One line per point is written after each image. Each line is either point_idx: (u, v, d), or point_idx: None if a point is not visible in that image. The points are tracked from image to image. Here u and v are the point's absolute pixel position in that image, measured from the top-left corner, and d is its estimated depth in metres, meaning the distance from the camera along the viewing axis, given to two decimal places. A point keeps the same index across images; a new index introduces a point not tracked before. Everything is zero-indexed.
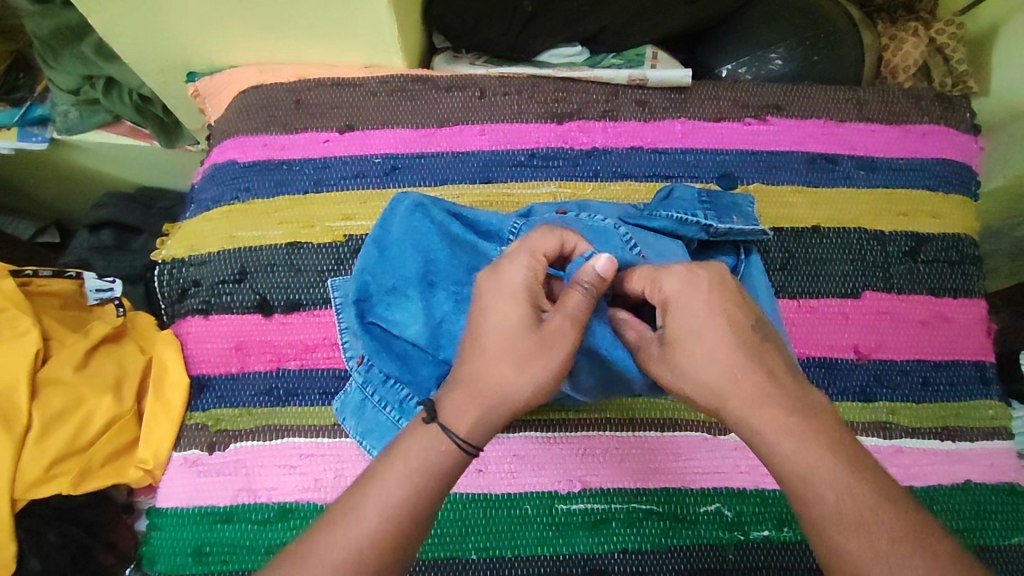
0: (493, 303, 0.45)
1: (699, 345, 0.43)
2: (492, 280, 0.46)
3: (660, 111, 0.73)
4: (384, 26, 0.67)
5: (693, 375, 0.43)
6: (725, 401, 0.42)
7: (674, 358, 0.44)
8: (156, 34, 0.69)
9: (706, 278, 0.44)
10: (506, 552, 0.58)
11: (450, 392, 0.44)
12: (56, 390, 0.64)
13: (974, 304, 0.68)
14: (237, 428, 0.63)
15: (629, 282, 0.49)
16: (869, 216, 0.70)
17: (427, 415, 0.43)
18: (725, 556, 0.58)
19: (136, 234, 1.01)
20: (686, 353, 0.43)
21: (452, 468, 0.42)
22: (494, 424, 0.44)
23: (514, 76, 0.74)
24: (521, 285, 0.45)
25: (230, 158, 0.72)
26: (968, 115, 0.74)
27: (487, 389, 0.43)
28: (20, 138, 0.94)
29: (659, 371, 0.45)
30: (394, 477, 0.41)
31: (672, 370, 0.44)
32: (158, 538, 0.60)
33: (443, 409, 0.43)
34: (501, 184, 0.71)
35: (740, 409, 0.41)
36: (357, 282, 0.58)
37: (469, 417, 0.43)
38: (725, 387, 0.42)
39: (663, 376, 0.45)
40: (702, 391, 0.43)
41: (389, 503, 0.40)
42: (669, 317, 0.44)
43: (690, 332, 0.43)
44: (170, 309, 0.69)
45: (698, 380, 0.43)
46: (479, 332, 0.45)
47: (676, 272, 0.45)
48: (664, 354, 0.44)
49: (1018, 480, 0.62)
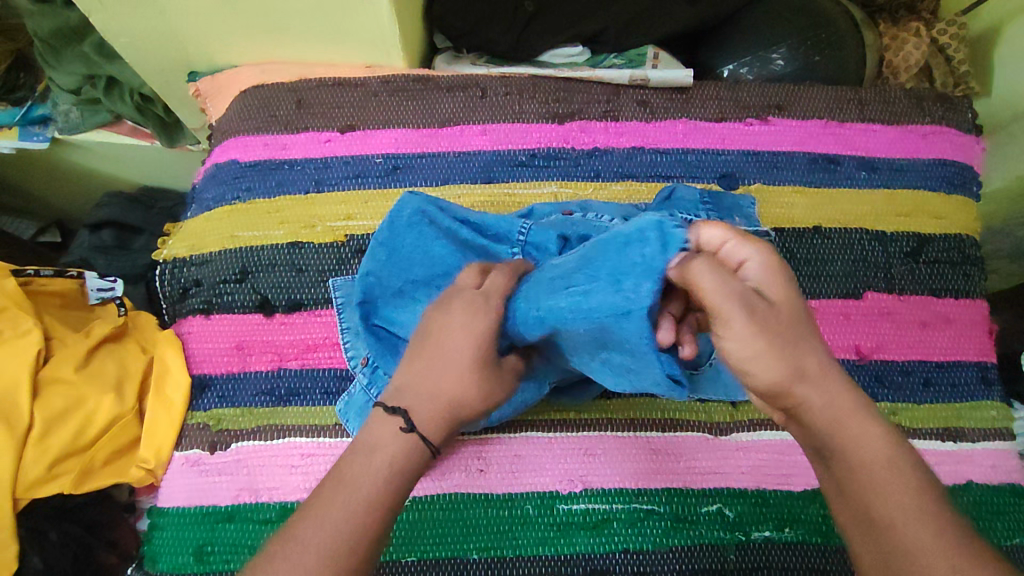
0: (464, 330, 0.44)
1: (800, 320, 0.38)
2: (464, 314, 0.45)
3: (662, 111, 0.73)
4: (386, 25, 0.67)
5: (796, 350, 0.37)
6: (818, 382, 0.37)
7: (784, 328, 0.37)
8: (157, 33, 0.69)
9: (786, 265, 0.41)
10: (507, 552, 0.58)
11: (426, 404, 0.43)
12: (57, 389, 0.64)
13: (975, 305, 0.68)
14: (238, 427, 0.63)
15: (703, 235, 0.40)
16: (870, 217, 0.70)
17: (405, 424, 0.42)
18: (726, 556, 0.58)
19: (137, 233, 1.01)
20: (795, 327, 0.37)
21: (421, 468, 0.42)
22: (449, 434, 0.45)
23: (515, 76, 0.74)
24: (485, 318, 0.45)
25: (231, 158, 0.72)
26: (971, 115, 0.74)
27: (454, 401, 0.44)
28: (21, 137, 0.93)
29: (761, 338, 0.35)
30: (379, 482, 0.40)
31: (776, 339, 0.36)
32: (159, 537, 0.61)
33: (420, 416, 0.43)
34: (503, 184, 0.71)
35: (832, 391, 0.38)
36: (363, 283, 0.57)
37: (438, 423, 0.43)
38: (822, 368, 0.37)
39: (757, 346, 0.36)
40: (800, 369, 0.37)
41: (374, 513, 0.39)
42: (772, 285, 0.38)
43: (793, 307, 0.38)
44: (172, 309, 0.69)
45: (801, 356, 0.37)
46: (449, 352, 0.44)
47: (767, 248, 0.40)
48: (770, 322, 0.36)
49: (1020, 480, 0.62)
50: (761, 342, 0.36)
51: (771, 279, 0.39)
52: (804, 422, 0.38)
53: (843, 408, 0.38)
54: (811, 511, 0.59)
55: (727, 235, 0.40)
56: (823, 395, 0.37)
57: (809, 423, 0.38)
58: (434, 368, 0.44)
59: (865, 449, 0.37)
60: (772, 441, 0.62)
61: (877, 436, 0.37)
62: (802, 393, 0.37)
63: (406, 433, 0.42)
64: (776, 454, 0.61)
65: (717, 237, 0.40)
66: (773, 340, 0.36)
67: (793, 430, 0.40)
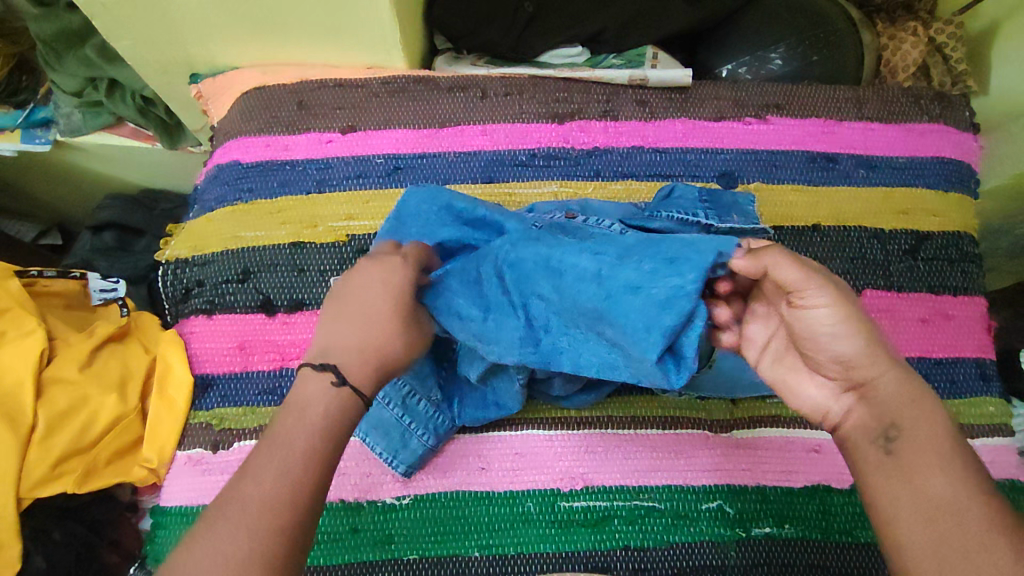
0: (380, 289, 0.46)
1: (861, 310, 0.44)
2: (379, 272, 0.47)
3: (661, 111, 0.74)
4: (386, 27, 0.67)
5: (873, 328, 0.42)
6: (889, 363, 0.41)
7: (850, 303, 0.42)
8: (159, 35, 0.70)
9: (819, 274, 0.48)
10: (508, 549, 0.58)
11: (358, 359, 0.44)
12: (61, 389, 0.64)
13: (974, 302, 0.68)
14: (241, 427, 0.63)
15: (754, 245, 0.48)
16: (868, 215, 0.70)
17: (336, 378, 0.43)
18: (726, 552, 0.58)
19: (139, 235, 1.02)
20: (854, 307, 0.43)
21: None
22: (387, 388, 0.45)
23: (515, 77, 0.75)
24: (401, 273, 0.47)
25: (233, 159, 0.72)
26: (968, 114, 0.74)
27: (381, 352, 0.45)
28: (24, 140, 0.94)
29: (846, 308, 0.41)
30: (330, 443, 0.41)
31: (851, 309, 0.41)
32: (162, 536, 0.61)
33: (350, 371, 0.44)
34: (503, 184, 0.71)
35: (904, 376, 0.41)
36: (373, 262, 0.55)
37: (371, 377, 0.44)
38: (892, 354, 0.42)
39: (836, 311, 0.41)
40: (872, 341, 0.41)
41: (311, 471, 0.40)
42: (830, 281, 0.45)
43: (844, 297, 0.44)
44: (174, 310, 0.69)
45: (877, 334, 0.42)
46: (368, 310, 0.46)
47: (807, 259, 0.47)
48: (849, 299, 0.42)
49: (1019, 476, 0.63)
50: (846, 311, 0.41)
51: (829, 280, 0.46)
52: (875, 403, 0.41)
53: (909, 393, 0.41)
54: (810, 508, 0.60)
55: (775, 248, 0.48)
56: (892, 378, 0.41)
57: (885, 400, 0.41)
58: (352, 326, 0.45)
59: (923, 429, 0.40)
60: (772, 437, 0.62)
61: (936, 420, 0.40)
62: (877, 367, 0.41)
63: (339, 387, 0.43)
64: (775, 450, 0.62)
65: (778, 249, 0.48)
66: (855, 314, 0.41)
67: (857, 415, 0.42)
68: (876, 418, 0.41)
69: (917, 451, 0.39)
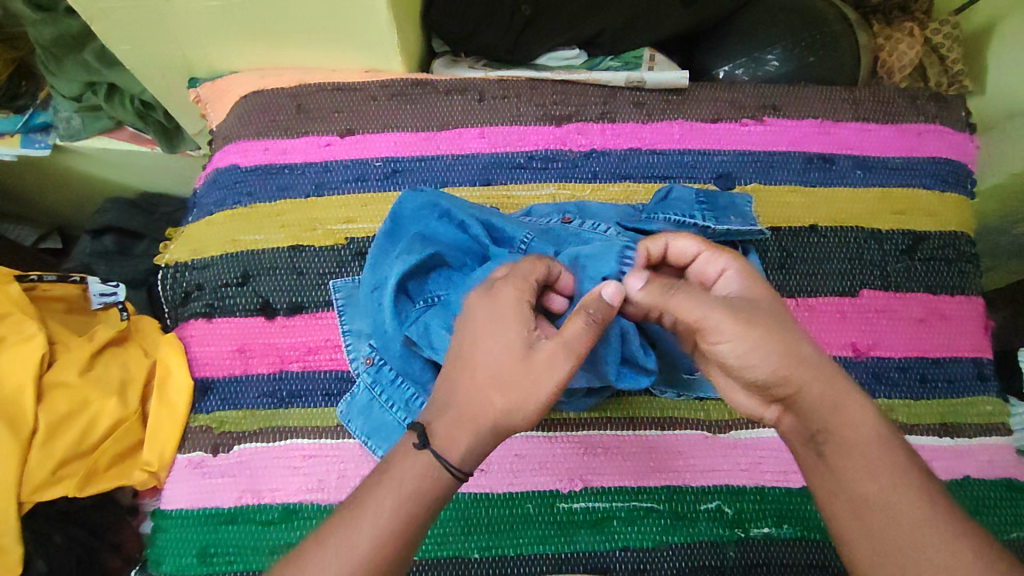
0: (486, 329, 0.45)
1: (780, 313, 0.45)
2: (485, 307, 0.45)
3: (658, 113, 0.74)
4: (384, 30, 0.68)
5: (786, 342, 0.43)
6: (812, 371, 0.43)
7: (758, 320, 0.43)
8: (158, 40, 0.70)
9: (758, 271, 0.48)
10: (508, 551, 0.59)
11: (441, 418, 0.44)
12: (62, 394, 0.64)
13: (971, 302, 0.68)
14: (241, 430, 0.63)
15: (676, 244, 0.51)
16: (865, 215, 0.70)
17: (418, 441, 0.43)
18: (726, 553, 0.58)
19: (138, 239, 1.02)
20: (767, 318, 0.44)
21: (442, 491, 0.43)
22: (481, 449, 0.43)
23: (513, 79, 0.75)
24: (515, 309, 0.45)
25: (232, 162, 0.72)
26: (964, 114, 0.75)
27: (476, 411, 0.43)
28: (23, 145, 0.94)
29: (746, 332, 0.43)
30: (414, 501, 0.42)
31: (753, 332, 0.43)
32: (163, 540, 0.61)
33: (434, 434, 0.43)
34: (501, 186, 0.71)
35: (826, 383, 0.43)
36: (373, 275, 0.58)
37: (460, 443, 0.43)
38: (815, 358, 0.43)
39: (739, 339, 0.43)
40: (788, 358, 0.43)
41: (392, 523, 0.41)
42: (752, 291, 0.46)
43: (763, 305, 0.45)
44: (173, 314, 0.69)
45: (790, 348, 0.43)
46: (471, 358, 0.44)
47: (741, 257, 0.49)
48: (751, 316, 0.44)
49: (1017, 475, 0.63)
50: (747, 337, 0.43)
51: (746, 282, 0.47)
52: (803, 411, 0.43)
53: (835, 395, 0.43)
54: (809, 508, 0.60)
55: (699, 247, 0.50)
56: (814, 384, 0.43)
57: (807, 409, 0.43)
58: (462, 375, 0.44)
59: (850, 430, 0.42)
60: (771, 438, 0.62)
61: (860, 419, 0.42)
62: (796, 382, 0.43)
63: (421, 450, 0.43)
64: (774, 450, 0.62)
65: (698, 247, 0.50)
66: (756, 333, 0.43)
67: (790, 422, 0.45)
68: (808, 422, 0.43)
69: (847, 453, 0.42)
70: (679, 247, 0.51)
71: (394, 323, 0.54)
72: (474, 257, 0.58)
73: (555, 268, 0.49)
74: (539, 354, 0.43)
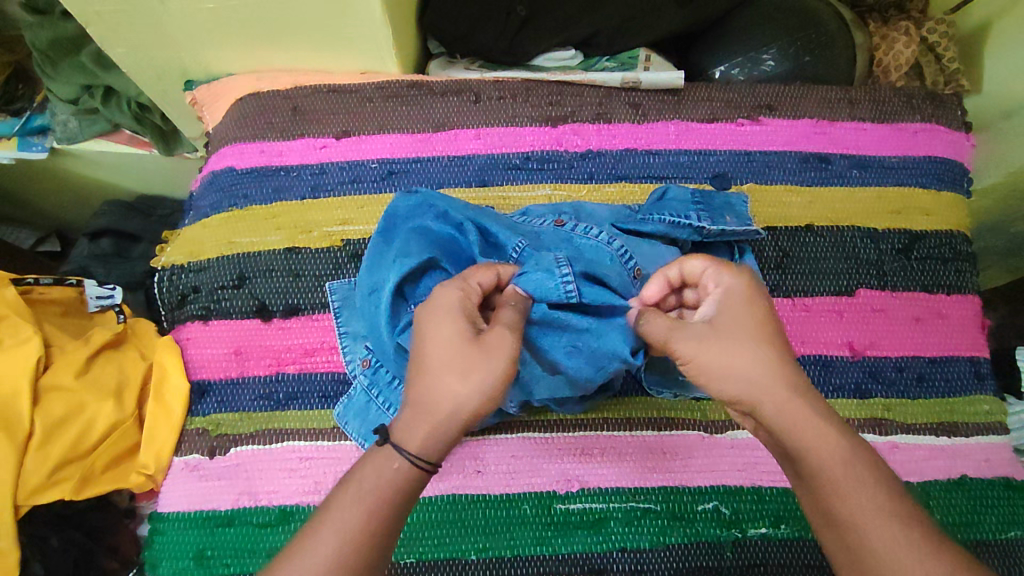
0: (432, 321, 0.45)
1: (749, 332, 0.45)
2: (428, 306, 0.46)
3: (653, 113, 0.74)
4: (379, 32, 0.68)
5: (750, 360, 0.44)
6: (770, 385, 0.44)
7: (724, 339, 0.45)
8: (153, 43, 0.70)
9: (752, 284, 0.48)
10: (505, 552, 0.59)
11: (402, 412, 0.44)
12: (57, 397, 0.64)
13: (968, 300, 0.68)
14: (237, 432, 0.63)
15: (685, 265, 0.50)
16: (861, 215, 0.70)
17: (379, 437, 0.44)
18: (723, 553, 0.58)
19: (136, 241, 1.02)
20: (737, 336, 0.45)
21: (406, 483, 0.43)
22: (445, 439, 0.43)
23: (508, 81, 0.75)
24: (459, 304, 0.45)
25: (228, 165, 0.72)
26: (960, 113, 0.75)
27: (432, 403, 0.43)
28: (20, 148, 0.94)
29: (705, 352, 0.44)
30: (379, 495, 0.42)
31: (715, 351, 0.44)
32: (159, 542, 0.61)
33: (393, 428, 0.44)
34: (497, 187, 0.71)
35: (791, 401, 0.43)
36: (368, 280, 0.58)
37: (417, 434, 0.43)
38: (774, 373, 0.44)
39: (700, 358, 0.45)
40: (750, 376, 0.44)
41: (356, 517, 0.41)
42: (731, 307, 0.47)
43: (739, 322, 0.46)
44: (170, 316, 0.69)
45: (753, 367, 0.44)
46: (422, 353, 0.45)
47: (741, 273, 0.49)
48: (714, 338, 0.45)
49: (1015, 474, 0.63)
50: (705, 356, 0.44)
51: (726, 299, 0.47)
52: (765, 424, 0.44)
53: (798, 410, 0.43)
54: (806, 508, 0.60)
55: (705, 267, 0.49)
56: (771, 398, 0.43)
57: (772, 426, 0.44)
58: (417, 374, 0.45)
59: (824, 451, 0.42)
60: None
61: (833, 437, 0.42)
62: (756, 400, 0.44)
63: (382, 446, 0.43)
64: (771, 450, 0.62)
65: (698, 268, 0.49)
66: (717, 351, 0.44)
67: (763, 435, 0.46)
68: (774, 435, 0.44)
69: (816, 474, 0.42)
70: (689, 268, 0.50)
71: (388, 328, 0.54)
72: (466, 263, 0.57)
73: (503, 271, 0.50)
74: (487, 338, 0.44)
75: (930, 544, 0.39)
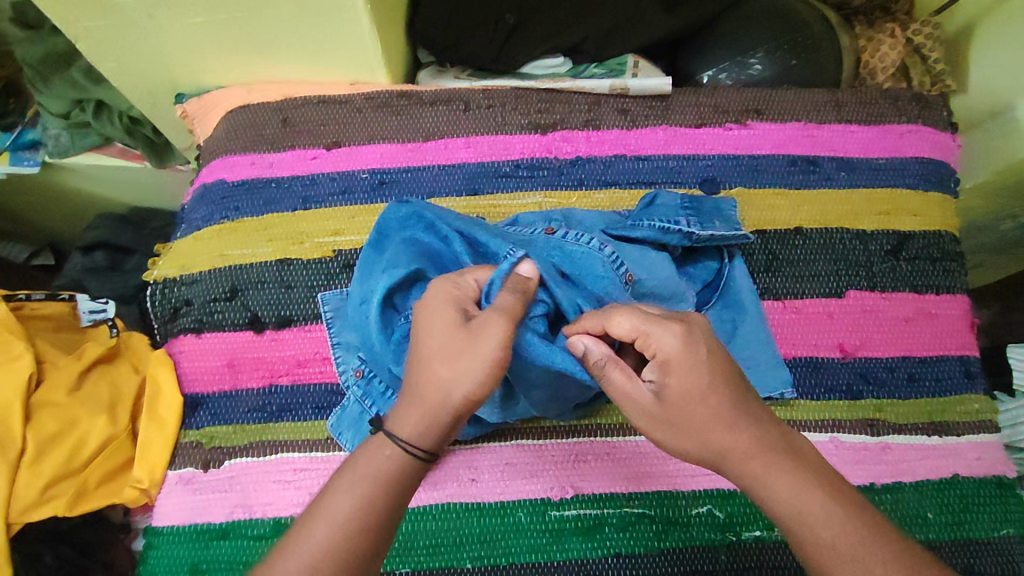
0: (424, 311, 0.46)
1: (696, 404, 0.44)
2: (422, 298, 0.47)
3: (642, 119, 0.74)
4: (369, 45, 0.68)
5: (700, 433, 0.44)
6: (727, 453, 0.43)
7: (674, 416, 0.44)
8: (143, 58, 0.70)
9: (704, 346, 0.45)
10: (500, 560, 0.59)
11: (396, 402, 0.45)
12: (51, 413, 0.64)
13: (957, 299, 0.69)
14: (231, 445, 0.63)
15: (611, 326, 0.46)
16: (850, 217, 0.71)
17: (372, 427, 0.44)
18: (717, 557, 0.59)
19: (129, 254, 1.02)
20: (686, 411, 0.44)
21: (399, 473, 0.42)
22: (439, 426, 0.43)
23: (498, 89, 0.76)
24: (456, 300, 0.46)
25: (218, 178, 0.73)
26: (946, 114, 0.75)
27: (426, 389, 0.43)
28: (13, 162, 0.93)
29: (655, 428, 0.45)
30: (376, 487, 0.42)
31: (666, 425, 0.45)
32: (154, 557, 0.61)
33: (388, 418, 0.44)
34: (488, 196, 0.71)
35: (754, 457, 0.43)
36: (362, 289, 0.58)
37: (410, 421, 0.43)
38: (732, 440, 0.43)
39: (656, 431, 0.45)
40: (705, 447, 0.44)
41: (345, 501, 0.41)
42: (675, 381, 0.44)
43: (686, 396, 0.44)
44: (163, 329, 0.69)
45: (705, 438, 0.43)
46: (418, 340, 0.45)
47: (678, 336, 0.44)
48: (661, 415, 0.45)
49: (1005, 472, 0.63)
50: (657, 431, 0.45)
51: (669, 373, 0.44)
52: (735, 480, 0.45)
53: (756, 469, 0.42)
54: None
55: (633, 328, 0.45)
56: (731, 459, 0.43)
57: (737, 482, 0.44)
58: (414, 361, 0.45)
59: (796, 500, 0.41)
60: None
61: (792, 484, 0.42)
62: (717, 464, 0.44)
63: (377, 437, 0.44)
64: None
65: (628, 332, 0.45)
66: (667, 427, 0.45)
67: None
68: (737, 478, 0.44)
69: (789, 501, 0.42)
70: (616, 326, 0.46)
71: (380, 337, 0.54)
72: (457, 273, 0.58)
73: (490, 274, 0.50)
74: (474, 326, 0.43)
75: (913, 553, 0.39)
